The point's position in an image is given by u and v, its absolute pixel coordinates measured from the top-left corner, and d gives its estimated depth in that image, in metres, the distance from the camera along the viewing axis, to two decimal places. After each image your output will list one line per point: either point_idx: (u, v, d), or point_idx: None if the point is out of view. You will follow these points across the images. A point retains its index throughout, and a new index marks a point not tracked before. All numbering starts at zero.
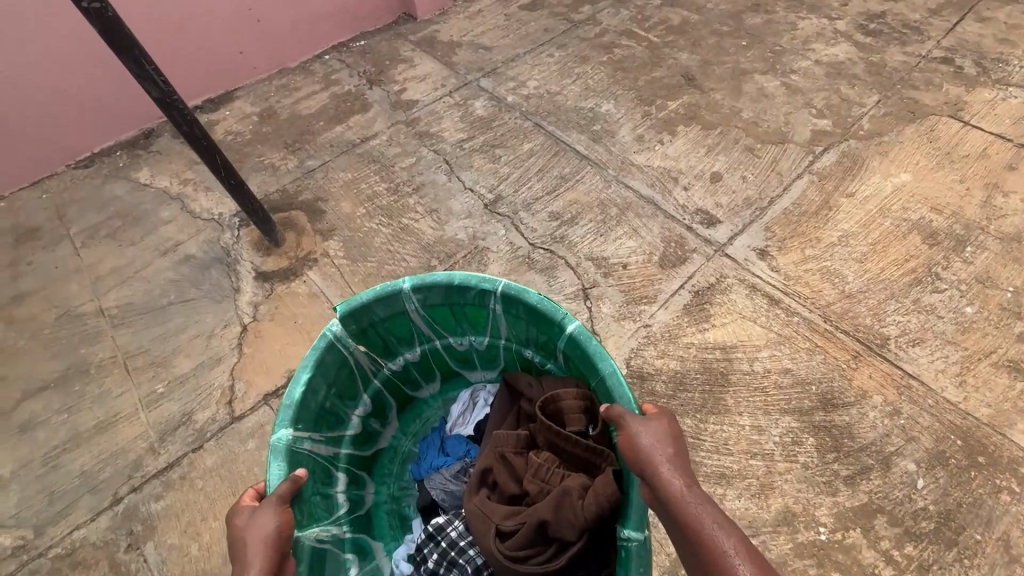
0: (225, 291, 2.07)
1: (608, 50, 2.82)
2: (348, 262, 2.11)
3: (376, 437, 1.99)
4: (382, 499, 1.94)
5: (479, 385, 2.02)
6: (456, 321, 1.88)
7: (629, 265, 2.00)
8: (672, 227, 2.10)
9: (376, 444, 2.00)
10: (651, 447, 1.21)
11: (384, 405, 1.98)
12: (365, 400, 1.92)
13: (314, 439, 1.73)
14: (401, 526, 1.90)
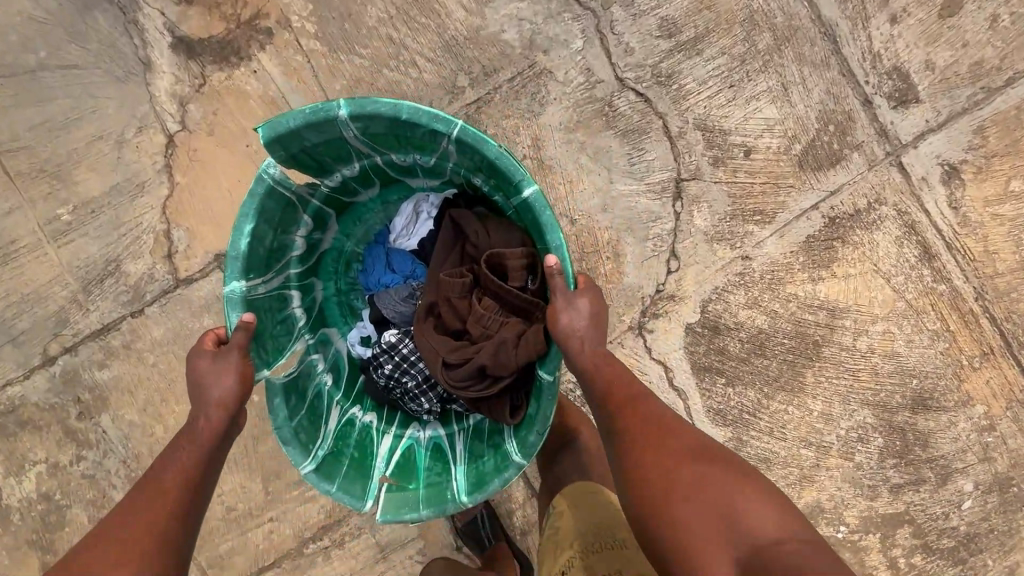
0: (129, 63, 1.31)
1: None
2: (326, 51, 1.31)
3: (319, 244, 1.35)
4: (332, 289, 1.42)
5: (424, 199, 1.34)
6: (400, 146, 1.16)
7: (754, 152, 1.33)
8: (839, 97, 1.33)
9: (320, 246, 1.36)
10: (570, 329, 0.92)
11: (328, 224, 1.34)
12: (307, 221, 1.27)
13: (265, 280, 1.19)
14: (356, 314, 1.46)
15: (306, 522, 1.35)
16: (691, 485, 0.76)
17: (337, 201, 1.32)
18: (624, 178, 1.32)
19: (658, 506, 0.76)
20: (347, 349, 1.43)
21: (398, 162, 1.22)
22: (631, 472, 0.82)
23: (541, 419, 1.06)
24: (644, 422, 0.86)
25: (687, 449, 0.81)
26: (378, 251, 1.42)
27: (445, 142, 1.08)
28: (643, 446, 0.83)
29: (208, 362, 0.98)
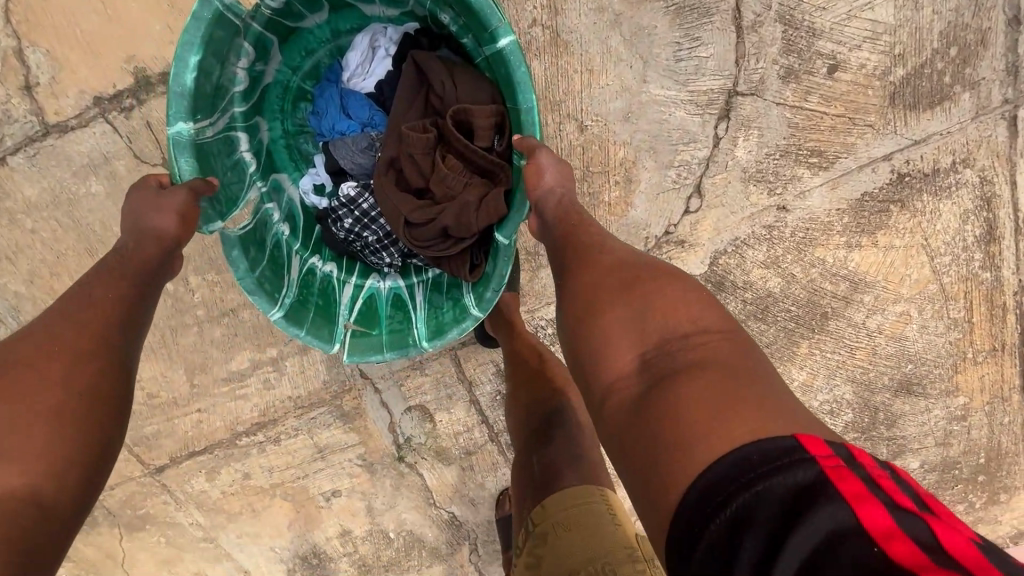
0: None
1: None
2: None
3: (262, 77, 0.92)
4: (279, 129, 0.99)
5: (381, 30, 0.93)
6: None
7: (840, 70, 0.99)
8: (979, 7, 0.96)
9: (263, 80, 0.93)
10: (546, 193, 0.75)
11: (270, 53, 0.90)
12: (248, 51, 0.86)
13: (211, 122, 0.83)
14: (310, 162, 1.02)
15: (237, 417, 1.26)
16: (624, 291, 0.62)
17: (275, 27, 0.87)
18: (663, 79, 0.98)
19: (586, 318, 0.63)
20: (301, 197, 1.00)
21: None
22: (564, 285, 0.69)
23: (495, 279, 0.81)
24: (588, 235, 0.72)
25: (632, 262, 0.67)
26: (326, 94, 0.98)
27: None
28: (583, 257, 0.69)
29: (147, 194, 0.77)
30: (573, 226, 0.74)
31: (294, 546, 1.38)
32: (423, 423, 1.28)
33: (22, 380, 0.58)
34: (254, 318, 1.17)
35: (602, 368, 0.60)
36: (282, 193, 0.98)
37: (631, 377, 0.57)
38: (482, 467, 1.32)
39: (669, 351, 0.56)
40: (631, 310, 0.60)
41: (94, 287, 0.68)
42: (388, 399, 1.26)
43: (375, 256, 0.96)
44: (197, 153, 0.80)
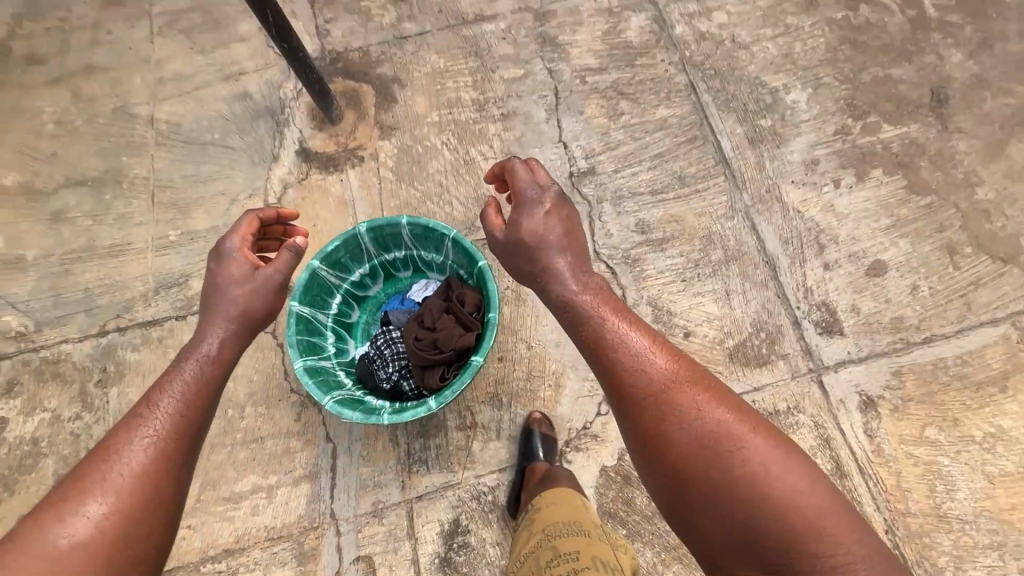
0: (264, 155, 1.87)
1: (852, 5, 1.96)
2: (393, 180, 1.81)
3: (366, 287, 1.59)
4: (363, 319, 1.61)
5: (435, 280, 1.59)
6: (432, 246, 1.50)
7: (692, 335, 1.58)
8: (774, 313, 1.59)
9: (368, 290, 1.60)
10: (573, 258, 1.03)
11: (377, 279, 1.60)
12: (366, 269, 1.55)
13: (329, 271, 1.45)
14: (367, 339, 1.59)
15: (214, 540, 1.47)
16: (714, 475, 0.77)
17: (385, 268, 1.59)
18: None
19: (687, 501, 0.79)
20: (352, 352, 1.55)
21: (427, 258, 1.55)
22: (656, 464, 0.82)
23: (456, 384, 1.27)
24: (664, 401, 0.83)
25: (705, 427, 0.80)
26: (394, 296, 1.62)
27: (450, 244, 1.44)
28: (665, 440, 0.81)
29: (250, 263, 1.11)
30: (646, 396, 0.85)
31: None
32: None
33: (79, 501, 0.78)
34: (271, 447, 1.55)
35: (713, 545, 0.77)
36: (342, 341, 1.53)
37: (745, 555, 0.74)
38: None
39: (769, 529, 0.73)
40: (726, 495, 0.76)
41: (136, 435, 0.86)
42: (344, 543, 1.45)
43: (381, 373, 1.41)
44: (313, 280, 1.41)
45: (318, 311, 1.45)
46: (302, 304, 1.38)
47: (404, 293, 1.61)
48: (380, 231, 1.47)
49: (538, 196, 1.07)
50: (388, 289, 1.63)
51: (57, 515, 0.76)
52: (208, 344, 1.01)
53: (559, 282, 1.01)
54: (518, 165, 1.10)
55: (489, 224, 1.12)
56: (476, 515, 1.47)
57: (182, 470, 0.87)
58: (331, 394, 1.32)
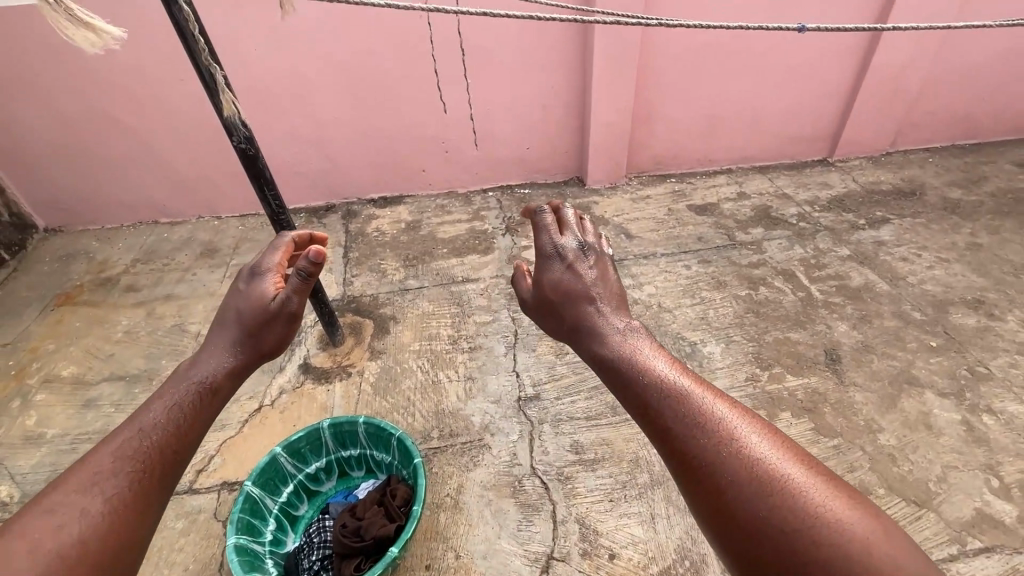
0: (273, 365, 2.29)
1: (753, 286, 2.52)
2: (370, 393, 2.15)
3: (319, 482, 1.76)
4: (309, 514, 1.73)
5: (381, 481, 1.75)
6: (382, 446, 1.72)
7: (617, 558, 1.61)
8: (697, 541, 1.64)
9: (321, 486, 1.77)
10: (605, 311, 1.13)
11: (331, 475, 1.78)
12: (322, 463, 1.75)
13: (288, 458, 1.66)
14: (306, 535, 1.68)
15: None
16: (782, 536, 0.75)
17: (340, 465, 1.78)
18: (511, 537, 1.66)
19: (754, 561, 0.77)
20: (288, 545, 1.63)
21: (377, 458, 1.75)
22: (718, 521, 0.82)
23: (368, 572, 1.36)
24: (715, 453, 0.85)
25: (761, 477, 0.81)
26: (341, 494, 1.77)
27: (397, 445, 1.66)
28: (724, 497, 0.81)
29: (272, 285, 1.25)
30: (705, 453, 0.86)
31: None
32: None
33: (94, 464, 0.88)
34: None
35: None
36: (283, 532, 1.64)
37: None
38: None
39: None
40: (794, 558, 0.73)
41: (118, 467, 0.88)
42: None
43: (306, 561, 1.49)
44: (270, 464, 1.61)
45: (268, 495, 1.61)
46: (254, 484, 1.56)
47: (351, 492, 1.77)
48: (341, 427, 1.72)
49: (561, 256, 1.18)
50: (339, 486, 1.80)
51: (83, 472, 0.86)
52: (211, 370, 1.11)
53: (600, 342, 1.08)
54: (545, 219, 1.23)
55: (522, 288, 1.26)
56: None
57: (156, 505, 0.90)
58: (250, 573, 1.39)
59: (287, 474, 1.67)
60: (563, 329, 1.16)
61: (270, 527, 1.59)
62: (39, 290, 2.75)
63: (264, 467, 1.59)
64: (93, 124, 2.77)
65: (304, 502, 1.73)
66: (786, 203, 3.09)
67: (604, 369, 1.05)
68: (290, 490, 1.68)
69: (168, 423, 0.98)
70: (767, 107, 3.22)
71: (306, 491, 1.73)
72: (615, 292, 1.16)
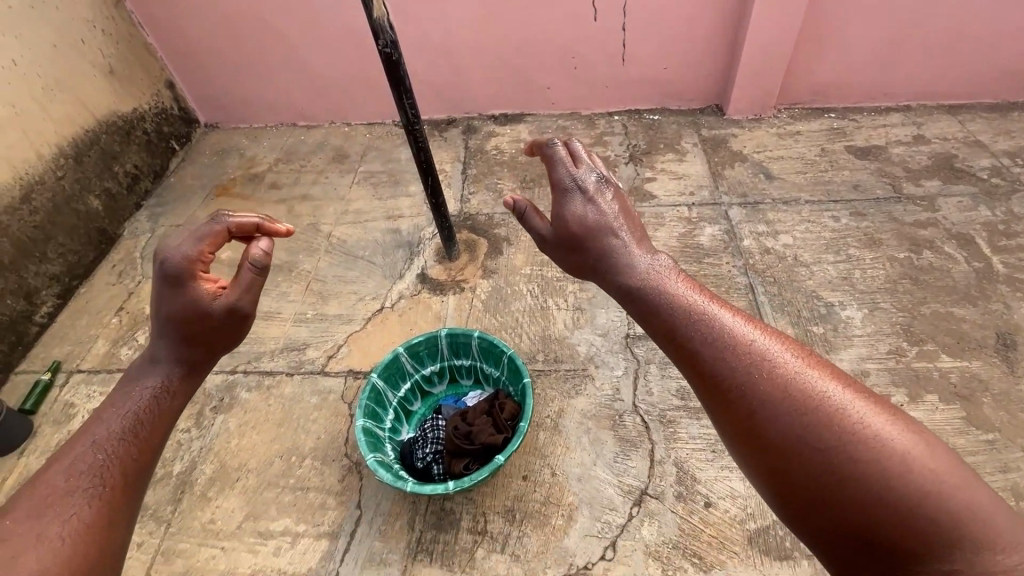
0: (394, 271, 2.44)
1: (915, 248, 2.18)
2: (481, 309, 2.23)
3: (433, 385, 1.90)
4: (421, 411, 1.89)
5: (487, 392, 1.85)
6: (493, 361, 1.80)
7: (713, 507, 1.59)
8: None
9: (433, 389, 1.91)
10: (627, 243, 1.25)
11: (442, 380, 1.91)
12: (437, 368, 1.88)
13: (408, 359, 1.80)
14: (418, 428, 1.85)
15: (236, 567, 1.65)
16: (805, 440, 0.82)
17: (451, 373, 1.90)
18: (606, 467, 1.71)
19: (786, 474, 0.83)
20: (403, 434, 1.81)
21: (486, 372, 1.84)
22: (748, 440, 0.88)
23: (475, 475, 1.47)
24: (741, 373, 0.92)
25: (784, 392, 0.87)
26: (451, 397, 1.90)
27: (507, 363, 1.73)
28: (752, 414, 0.88)
29: (211, 287, 1.19)
30: (735, 380, 0.92)
31: None
32: None
33: (46, 486, 0.95)
34: (311, 501, 1.76)
35: (812, 510, 0.81)
36: (399, 422, 1.81)
37: (847, 521, 0.77)
38: None
39: (881, 503, 0.75)
40: (830, 468, 0.79)
41: (70, 490, 0.95)
42: None
43: (420, 453, 1.63)
44: (393, 362, 1.76)
45: (389, 389, 1.77)
46: (379, 377, 1.72)
47: (460, 399, 1.88)
48: (454, 339, 1.81)
49: (580, 189, 1.34)
50: (449, 391, 1.93)
51: (43, 494, 0.94)
52: (157, 379, 1.15)
53: (631, 278, 1.18)
54: (562, 154, 1.39)
55: (538, 224, 1.38)
56: None
57: (123, 512, 0.98)
58: (373, 453, 1.56)
59: (405, 373, 1.81)
60: (591, 264, 1.27)
61: (389, 416, 1.76)
62: (202, 180, 3.10)
63: (387, 364, 1.74)
64: (246, 24, 2.92)
65: (417, 400, 1.89)
66: (977, 153, 2.57)
67: (642, 300, 1.13)
68: (407, 387, 1.84)
69: (123, 433, 1.05)
70: (979, 29, 2.59)
71: (420, 390, 1.88)
72: (635, 224, 1.29)
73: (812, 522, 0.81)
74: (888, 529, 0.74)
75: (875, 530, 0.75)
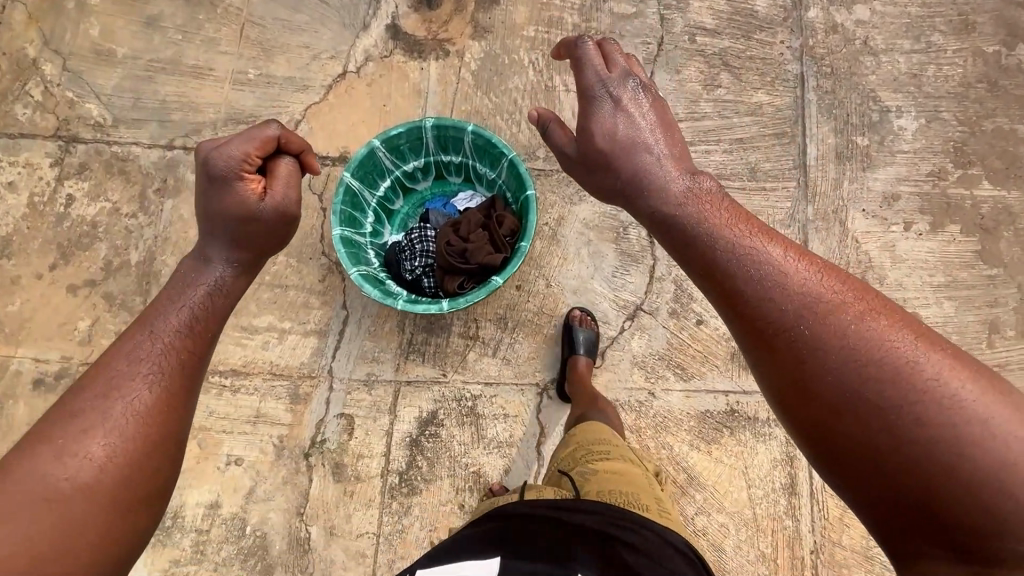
0: (356, 19, 1.85)
1: (1011, 39, 1.76)
2: (471, 84, 1.79)
3: (417, 181, 1.64)
4: (405, 210, 1.67)
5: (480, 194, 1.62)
6: (489, 161, 1.52)
7: (703, 324, 1.61)
8: None
9: (417, 185, 1.65)
10: (663, 163, 0.99)
11: (428, 176, 1.64)
12: (421, 163, 1.58)
13: (385, 154, 1.49)
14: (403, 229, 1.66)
15: (226, 358, 1.65)
16: (859, 394, 0.71)
17: (438, 169, 1.62)
18: (603, 282, 1.64)
19: (834, 427, 0.72)
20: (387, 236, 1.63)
21: (480, 171, 1.57)
22: (794, 392, 0.76)
23: (470, 297, 1.37)
24: (789, 314, 0.78)
25: (841, 339, 0.74)
26: (439, 197, 1.67)
27: (506, 168, 1.46)
28: (797, 360, 0.76)
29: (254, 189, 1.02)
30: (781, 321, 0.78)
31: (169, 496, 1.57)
32: (343, 433, 1.59)
33: (109, 366, 0.83)
34: (292, 299, 1.67)
35: (859, 467, 0.70)
36: (381, 223, 1.61)
37: (899, 480, 0.67)
38: (360, 497, 1.55)
39: (951, 466, 0.64)
40: (889, 427, 0.68)
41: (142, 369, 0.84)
42: (331, 399, 1.61)
43: (407, 264, 1.49)
44: (368, 158, 1.45)
45: (366, 189, 1.51)
46: (353, 178, 1.44)
47: (449, 200, 1.65)
48: (442, 133, 1.48)
49: (609, 91, 1.03)
50: (435, 188, 1.67)
51: (104, 374, 0.82)
52: (214, 277, 0.99)
53: (664, 194, 0.97)
54: (589, 51, 1.04)
55: (561, 141, 1.09)
56: (452, 414, 1.58)
57: (185, 406, 0.86)
58: (356, 266, 1.41)
59: (383, 170, 1.52)
60: (617, 187, 1.02)
61: (369, 219, 1.55)
62: None
63: (360, 161, 1.44)
64: None
65: (399, 199, 1.65)
66: None
67: (678, 220, 0.93)
68: (386, 185, 1.57)
69: (183, 324, 0.91)
70: None
71: (402, 188, 1.63)
72: (674, 143, 1.02)
73: (857, 479, 0.71)
74: (956, 493, 0.64)
75: (938, 495, 0.64)
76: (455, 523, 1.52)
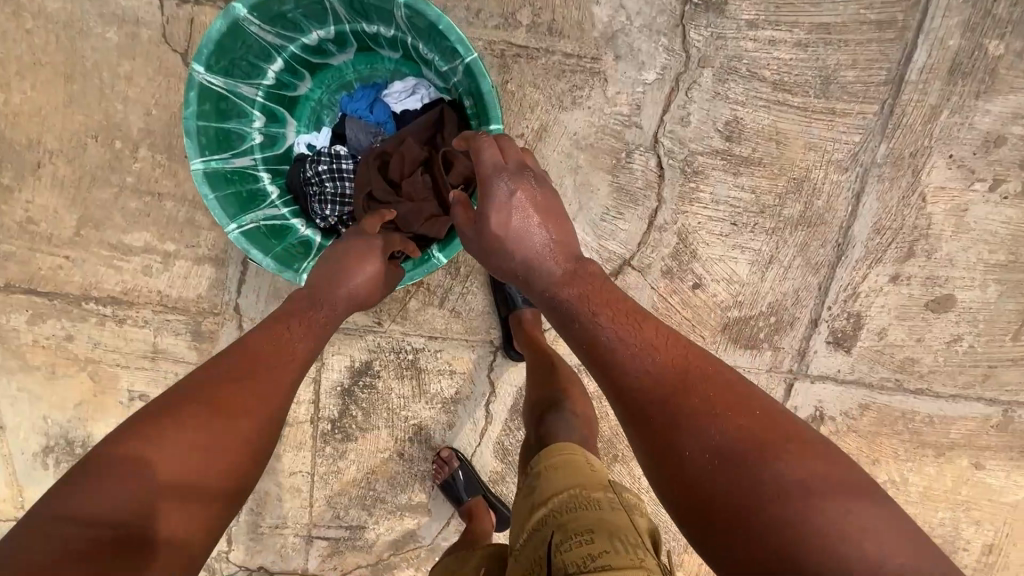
0: None
1: None
2: None
3: (329, 55, 1.07)
4: (317, 96, 1.13)
5: (426, 85, 1.08)
6: (435, 45, 0.95)
7: (700, 289, 1.30)
8: (799, 301, 1.31)
9: (329, 59, 1.09)
10: (557, 262, 0.78)
11: (346, 48, 1.07)
12: (330, 31, 1.00)
13: (261, 26, 0.92)
14: (319, 127, 1.15)
15: (98, 283, 1.29)
16: (711, 447, 0.57)
17: (360, 39, 1.04)
18: (586, 225, 1.24)
19: (691, 486, 0.56)
20: (292, 141, 1.12)
21: (424, 54, 1.01)
22: (651, 449, 0.61)
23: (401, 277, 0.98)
24: (640, 359, 0.66)
25: (692, 387, 0.62)
26: (367, 80, 1.12)
27: (460, 67, 0.93)
28: (651, 410, 0.62)
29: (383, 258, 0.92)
30: (652, 380, 0.64)
31: (71, 425, 1.38)
32: None
33: (260, 339, 0.80)
34: (171, 212, 1.25)
35: (720, 539, 0.54)
36: (279, 124, 1.09)
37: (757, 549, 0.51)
38: (289, 439, 1.41)
39: (808, 531, 0.50)
40: (750, 489, 0.53)
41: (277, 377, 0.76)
42: None
43: (317, 205, 1.04)
44: (231, 34, 0.89)
45: (242, 80, 0.98)
46: (211, 71, 0.90)
47: (379, 90, 1.11)
48: None
49: (504, 171, 0.78)
50: (360, 64, 1.11)
51: (256, 344, 0.79)
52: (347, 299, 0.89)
53: (540, 274, 0.78)
54: (487, 144, 0.79)
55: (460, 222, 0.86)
56: (390, 366, 1.35)
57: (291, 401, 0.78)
58: (238, 216, 0.96)
59: (266, 48, 0.97)
60: (514, 284, 0.83)
61: (257, 123, 1.04)
62: None
63: (218, 42, 0.88)
64: None
65: (307, 80, 1.11)
66: None
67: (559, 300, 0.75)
68: (277, 67, 1.02)
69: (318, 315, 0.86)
70: None
71: (307, 65, 1.07)
72: (571, 234, 0.82)
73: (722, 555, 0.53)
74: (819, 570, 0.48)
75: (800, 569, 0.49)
76: (393, 468, 1.44)
